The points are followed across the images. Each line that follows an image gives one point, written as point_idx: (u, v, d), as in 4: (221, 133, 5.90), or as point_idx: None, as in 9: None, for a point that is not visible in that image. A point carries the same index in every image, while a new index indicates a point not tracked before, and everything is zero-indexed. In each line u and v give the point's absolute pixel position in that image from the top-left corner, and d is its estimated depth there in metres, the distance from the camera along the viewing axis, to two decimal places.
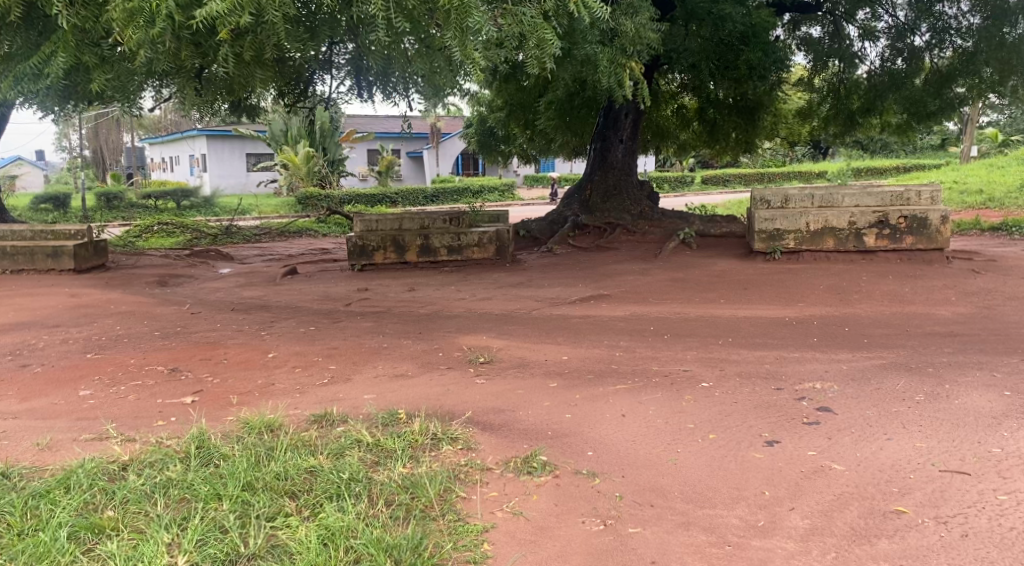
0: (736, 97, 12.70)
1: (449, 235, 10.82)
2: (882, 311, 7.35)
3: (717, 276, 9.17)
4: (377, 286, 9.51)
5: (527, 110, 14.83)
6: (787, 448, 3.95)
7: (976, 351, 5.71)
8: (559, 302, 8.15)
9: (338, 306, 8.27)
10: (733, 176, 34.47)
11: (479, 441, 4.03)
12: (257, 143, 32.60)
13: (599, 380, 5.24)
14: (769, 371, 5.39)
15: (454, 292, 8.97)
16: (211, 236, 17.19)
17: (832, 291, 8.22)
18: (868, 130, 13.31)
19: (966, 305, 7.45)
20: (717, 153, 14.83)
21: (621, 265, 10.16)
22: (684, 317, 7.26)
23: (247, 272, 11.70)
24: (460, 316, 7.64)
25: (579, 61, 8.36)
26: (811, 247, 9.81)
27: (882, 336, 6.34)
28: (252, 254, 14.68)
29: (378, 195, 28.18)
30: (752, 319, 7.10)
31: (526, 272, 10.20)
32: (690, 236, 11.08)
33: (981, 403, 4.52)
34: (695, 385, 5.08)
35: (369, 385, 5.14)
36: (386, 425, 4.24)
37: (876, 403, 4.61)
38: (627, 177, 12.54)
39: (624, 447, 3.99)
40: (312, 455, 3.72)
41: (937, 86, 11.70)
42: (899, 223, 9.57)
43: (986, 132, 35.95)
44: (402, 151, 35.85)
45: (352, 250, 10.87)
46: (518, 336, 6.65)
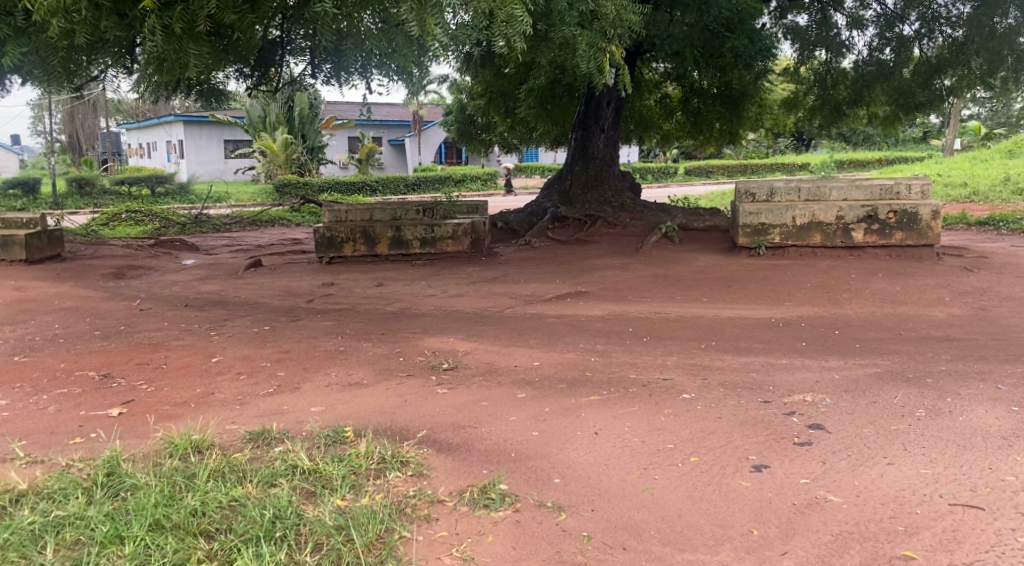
0: (720, 85, 12.25)
1: (422, 226, 10.33)
2: (874, 312, 6.95)
3: (700, 272, 8.75)
4: (343, 280, 9.03)
5: (507, 97, 14.21)
6: (776, 475, 3.53)
7: (977, 359, 5.31)
8: (534, 300, 7.70)
9: (299, 303, 7.78)
10: (716, 167, 34.13)
11: (432, 466, 3.59)
12: (234, 129, 31.84)
13: (571, 390, 4.80)
14: (757, 381, 4.96)
15: (424, 288, 8.50)
16: (180, 224, 16.59)
17: (819, 290, 7.83)
18: (855, 122, 12.93)
19: (961, 306, 7.07)
20: (701, 143, 14.37)
21: (601, 260, 9.72)
22: (665, 318, 6.84)
23: (211, 264, 11.18)
24: (427, 315, 7.18)
25: (557, 44, 7.87)
26: (797, 243, 9.43)
27: (875, 341, 5.93)
28: (220, 245, 14.14)
29: (357, 183, 27.65)
30: (737, 320, 6.68)
31: (501, 266, 9.74)
32: (673, 230, 10.58)
33: (989, 420, 4.11)
34: (675, 397, 4.66)
35: (319, 396, 4.68)
36: (330, 446, 3.79)
37: (872, 420, 4.19)
38: (608, 168, 12.11)
39: (595, 473, 3.56)
40: (238, 484, 3.27)
41: (927, 76, 11.33)
42: (889, 218, 9.19)
43: (969, 125, 35.78)
44: (383, 138, 35.20)
45: (319, 241, 10.38)
46: (487, 338, 6.20)
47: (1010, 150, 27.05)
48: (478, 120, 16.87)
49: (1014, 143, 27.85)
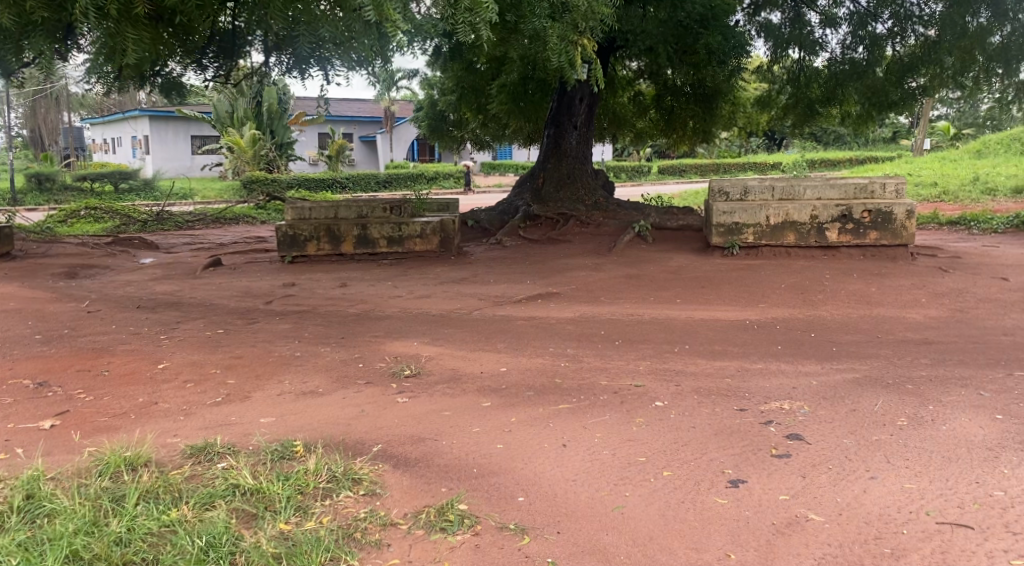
0: (694, 83, 12.09)
1: (389, 225, 10.04)
2: (850, 314, 6.79)
3: (673, 273, 8.55)
4: (306, 281, 8.72)
5: (479, 93, 13.96)
6: (754, 491, 3.32)
7: (956, 364, 5.15)
8: (502, 301, 7.45)
9: (258, 306, 7.46)
10: (689, 166, 34.13)
11: (386, 484, 3.34)
12: (201, 124, 31.23)
13: (538, 398, 4.55)
14: (733, 387, 4.75)
15: (390, 289, 8.22)
16: (141, 221, 16.14)
17: (794, 291, 7.66)
18: (827, 121, 12.83)
19: (937, 308, 6.93)
20: (674, 142, 14.19)
21: (572, 260, 9.50)
22: (637, 320, 6.62)
23: (170, 262, 10.81)
24: (392, 318, 6.91)
25: (528, 36, 7.64)
26: (771, 242, 9.28)
27: (852, 344, 5.76)
28: (182, 243, 13.74)
29: (329, 180, 27.30)
30: (711, 323, 6.47)
31: (471, 266, 9.49)
32: (646, 229, 10.39)
33: (973, 430, 3.93)
34: (648, 405, 4.43)
35: (271, 408, 4.40)
36: (276, 463, 3.51)
37: (853, 431, 3.99)
38: (581, 166, 11.91)
39: (562, 491, 3.32)
40: (171, 506, 3.01)
41: (899, 74, 11.20)
42: (863, 217, 9.07)
43: (937, 126, 36.09)
44: (354, 135, 34.73)
45: (281, 240, 10.05)
46: (452, 342, 5.94)
47: (977, 150, 27.27)
48: (450, 117, 16.58)
49: (981, 143, 28.09)
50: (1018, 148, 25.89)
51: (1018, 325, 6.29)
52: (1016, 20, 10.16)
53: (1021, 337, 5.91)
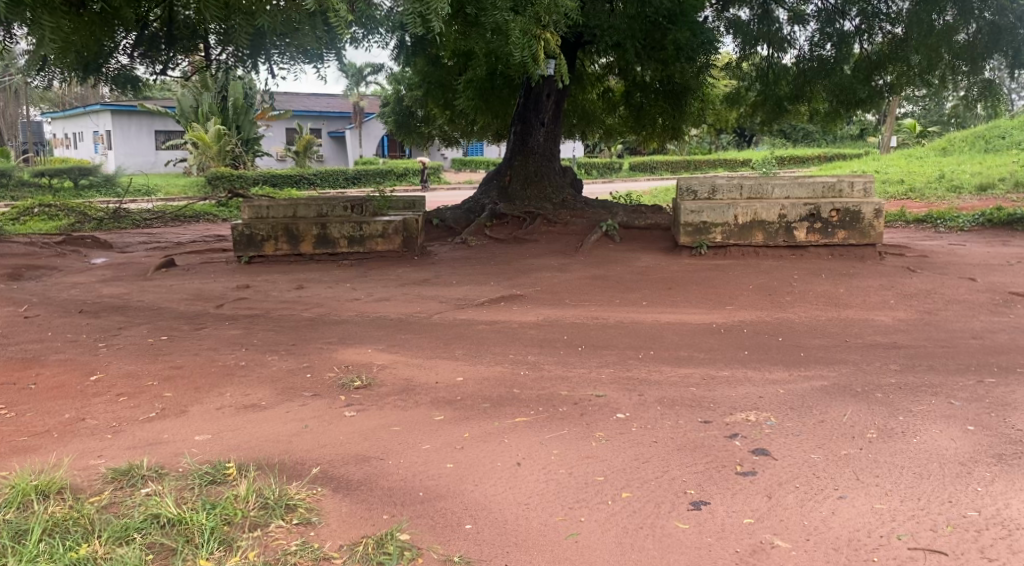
0: (662, 79, 11.90)
1: (349, 224, 9.74)
2: (819, 316, 6.63)
3: (640, 274, 8.36)
4: (261, 283, 8.42)
5: (446, 89, 13.69)
6: (717, 514, 3.13)
7: (926, 370, 5.00)
8: (464, 305, 7.21)
9: (208, 310, 7.16)
10: (660, 163, 34.08)
11: (323, 511, 3.11)
12: (165, 119, 30.53)
13: (495, 411, 4.32)
14: (700, 397, 4.55)
15: (348, 291, 7.95)
16: (97, 219, 15.65)
17: (762, 292, 7.49)
18: (796, 118, 12.72)
19: (905, 310, 6.80)
20: (643, 139, 14.04)
21: (538, 260, 9.27)
22: (602, 324, 6.41)
23: (122, 263, 10.43)
24: (348, 322, 6.65)
25: (489, 29, 7.39)
26: (739, 242, 9.12)
27: (820, 349, 5.59)
28: (138, 242, 13.33)
29: (296, 176, 26.96)
30: (676, 326, 6.28)
31: (434, 266, 9.23)
32: (614, 228, 10.20)
33: (946, 443, 3.76)
34: (609, 417, 4.22)
35: (209, 424, 4.13)
36: (205, 488, 3.26)
37: (822, 445, 3.81)
38: (548, 164, 11.67)
39: (513, 517, 3.11)
40: (81, 543, 2.78)
41: (868, 71, 11.22)
42: (831, 216, 8.95)
43: (904, 123, 36.39)
44: (322, 130, 34.27)
45: (238, 240, 9.75)
46: (409, 349, 5.69)
47: (943, 148, 27.48)
48: (417, 114, 16.30)
49: (946, 141, 28.31)
50: (983, 146, 26.11)
51: (987, 328, 6.17)
52: (981, 17, 10.05)
53: (991, 340, 5.78)
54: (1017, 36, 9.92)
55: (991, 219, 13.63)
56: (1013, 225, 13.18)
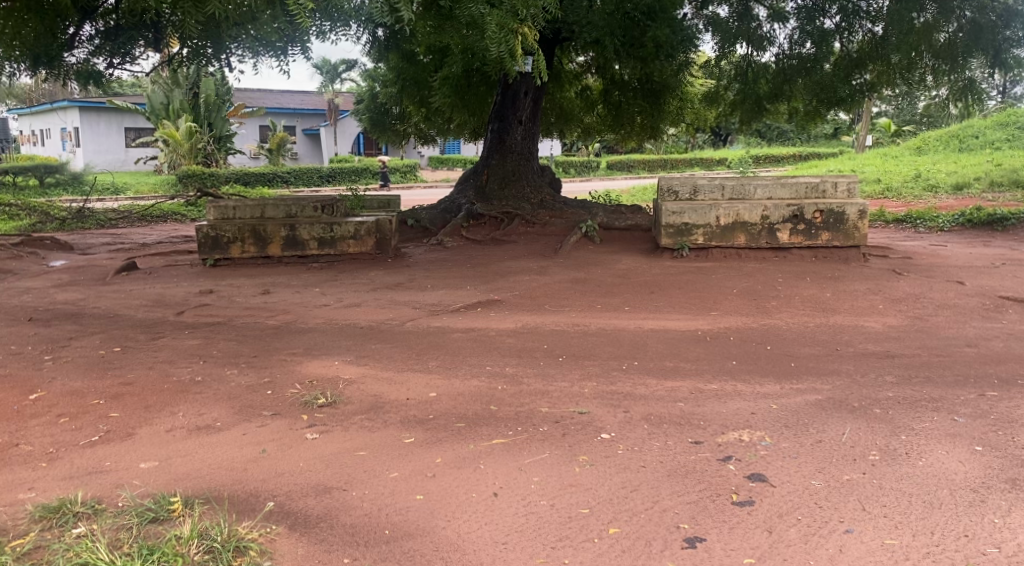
0: (641, 77, 11.67)
1: (320, 225, 9.37)
2: (807, 322, 6.37)
3: (621, 277, 8.08)
4: (226, 287, 8.05)
5: (422, 86, 13.34)
6: (713, 553, 2.91)
7: (923, 383, 4.74)
8: (438, 310, 6.88)
9: (167, 318, 6.78)
10: (637, 162, 33.88)
11: (277, 556, 2.85)
12: (135, 116, 29.81)
13: (469, 432, 4.00)
14: (690, 414, 4.26)
15: (317, 296, 7.59)
16: (59, 218, 15.08)
17: (747, 297, 7.23)
18: (775, 116, 12.49)
19: (895, 316, 6.56)
20: (622, 138, 13.80)
21: (516, 263, 8.96)
22: (583, 331, 6.11)
23: (82, 266, 9.99)
24: (315, 331, 6.30)
25: (464, 22, 7.06)
26: (721, 244, 8.87)
27: (811, 359, 5.34)
28: (101, 243, 12.86)
29: (269, 173, 26.52)
30: (661, 334, 5.99)
31: (408, 270, 8.89)
32: (593, 230, 9.90)
33: (954, 466, 3.52)
34: (592, 438, 3.92)
35: (156, 449, 3.79)
36: (144, 528, 2.94)
37: (822, 469, 3.54)
38: (526, 162, 11.36)
39: (490, 560, 2.88)
40: None
41: (847, 70, 10.94)
42: (815, 217, 8.72)
43: (879, 123, 36.50)
44: (297, 128, 33.79)
45: (203, 242, 9.36)
46: (379, 360, 5.35)
47: (918, 146, 27.52)
48: (393, 111, 15.90)
49: (920, 139, 28.35)
50: (957, 145, 26.15)
51: (980, 335, 5.94)
52: (961, 15, 9.98)
53: (986, 348, 5.55)
54: (997, 35, 9.86)
55: (971, 219, 13.50)
56: (993, 225, 13.06)
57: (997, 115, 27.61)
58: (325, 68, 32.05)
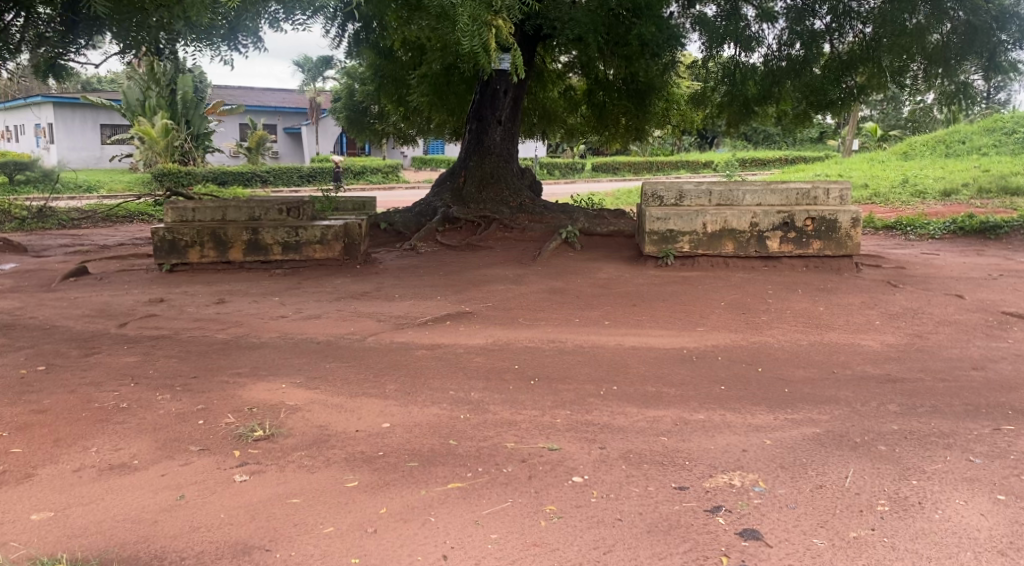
0: (625, 77, 11.21)
1: (284, 228, 8.79)
2: (800, 341, 5.91)
3: (601, 287, 7.59)
4: (178, 296, 7.53)
5: (400, 84, 12.85)
6: None
7: (930, 413, 4.28)
8: (404, 324, 6.37)
9: (108, 331, 6.26)
10: (622, 164, 33.46)
11: None
12: (110, 113, 29.12)
13: (422, 474, 3.52)
14: (674, 451, 3.78)
15: (275, 306, 7.07)
16: (19, 218, 14.47)
17: (736, 311, 6.76)
18: (763, 120, 11.97)
19: (894, 333, 6.11)
20: (606, 140, 13.35)
21: (491, 270, 8.46)
22: (558, 349, 5.62)
23: (31, 270, 9.44)
24: (267, 346, 5.79)
25: (435, 13, 6.55)
26: (707, 252, 8.42)
27: (805, 384, 4.88)
28: (59, 244, 12.29)
29: (247, 172, 25.97)
30: (642, 352, 5.51)
31: (378, 276, 8.37)
32: (574, 236, 9.41)
33: (975, 521, 3.07)
34: (561, 481, 3.44)
35: (55, 497, 3.30)
36: None
37: (825, 523, 3.08)
38: (506, 164, 10.82)
39: None
40: None
41: (838, 72, 10.53)
42: (806, 225, 8.27)
43: (865, 127, 36.29)
44: (278, 126, 33.12)
45: (159, 245, 8.81)
46: (331, 383, 4.85)
47: (904, 151, 27.20)
48: (372, 109, 15.35)
49: (907, 144, 28.11)
50: (943, 150, 25.92)
51: (986, 356, 5.49)
52: (955, 17, 9.53)
53: (993, 372, 5.10)
54: (992, 38, 9.40)
55: (962, 227, 13.10)
56: (985, 233, 12.67)
57: (983, 120, 27.33)
58: (308, 66, 31.43)
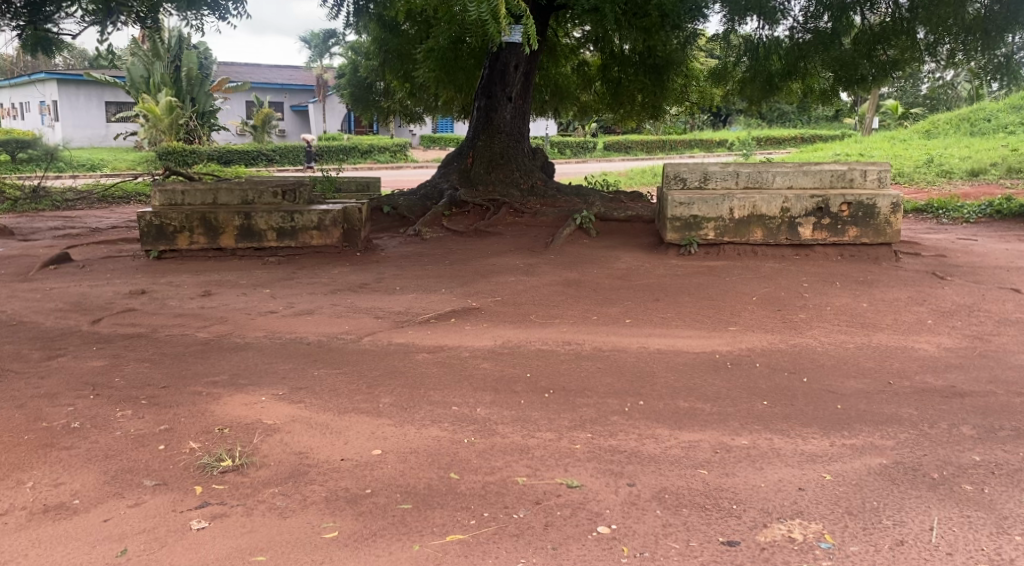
0: (641, 52, 10.48)
1: (279, 213, 8.18)
2: (846, 343, 5.26)
3: (621, 279, 6.96)
4: (162, 287, 6.95)
5: (405, 60, 12.12)
6: None
7: (1014, 441, 3.65)
8: (403, 321, 5.75)
9: (80, 328, 5.69)
10: (635, 143, 32.62)
11: None
12: (115, 90, 28.44)
13: (417, 521, 2.94)
14: (717, 490, 3.17)
15: (265, 300, 6.48)
16: (11, 199, 13.87)
17: (770, 307, 6.11)
18: (786, 98, 11.20)
19: (951, 335, 5.45)
20: (621, 118, 12.65)
21: (501, 259, 7.82)
22: (575, 352, 5.01)
23: (12, 256, 8.88)
24: (250, 348, 5.20)
25: None
26: (734, 240, 7.77)
27: (860, 398, 4.26)
28: (48, 227, 11.74)
29: (252, 152, 25.36)
30: (669, 358, 4.89)
31: (379, 265, 7.77)
32: (589, 221, 8.75)
33: None
34: (583, 534, 2.87)
35: None
36: None
37: None
38: (516, 144, 10.13)
39: None
40: None
41: (869, 45, 9.62)
42: (841, 210, 7.59)
43: (885, 104, 35.22)
44: (284, 104, 32.41)
45: (145, 231, 8.22)
46: (317, 395, 4.25)
47: (926, 130, 26.30)
48: (377, 86, 14.65)
49: (931, 121, 27.14)
50: (968, 128, 24.97)
51: None
52: None
53: None
54: None
55: (999, 210, 12.35)
56: None
57: (1010, 97, 26.35)
58: (314, 42, 30.68)
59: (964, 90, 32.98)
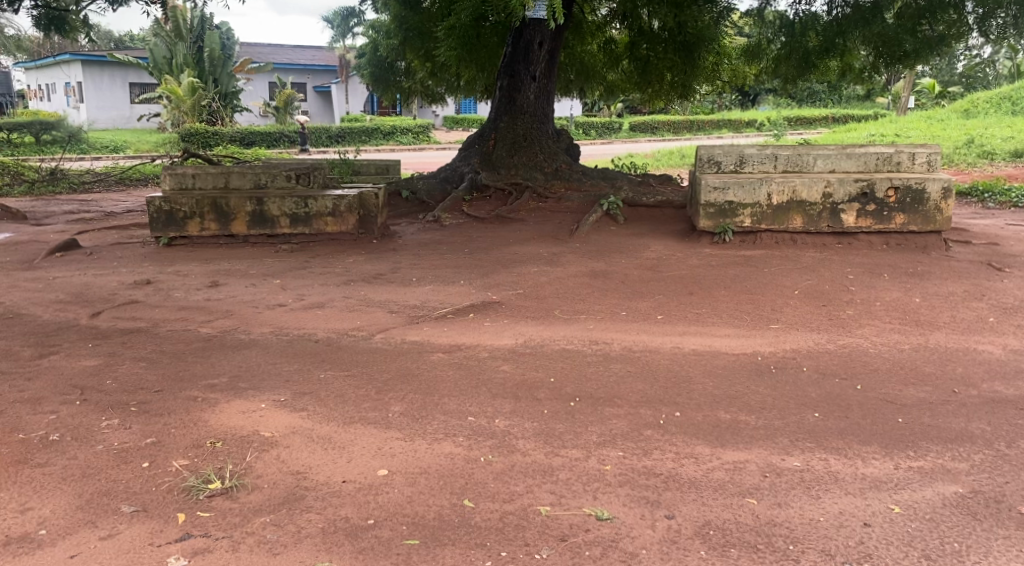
0: (669, 28, 9.94)
1: (292, 199, 7.82)
2: (901, 344, 4.81)
3: (652, 270, 6.53)
4: (169, 277, 6.63)
5: (426, 38, 11.66)
6: None
7: None
8: (419, 317, 5.37)
9: (77, 322, 5.38)
10: (662, 123, 31.88)
11: None
12: (139, 71, 28.21)
13: (426, 562, 2.60)
14: (769, 526, 2.77)
15: (274, 291, 6.13)
16: (28, 181, 13.63)
17: (815, 302, 5.66)
18: (824, 77, 10.59)
19: (1016, 335, 4.97)
20: (649, 98, 12.12)
21: (524, 248, 7.41)
22: (604, 353, 4.60)
23: (21, 242, 8.62)
24: (254, 345, 4.85)
25: None
26: (772, 227, 7.29)
27: (923, 409, 3.82)
28: (64, 211, 11.46)
29: (275, 133, 25.04)
30: (708, 361, 4.47)
31: (395, 254, 7.39)
32: (617, 207, 8.32)
33: None
34: None
35: None
36: None
37: None
38: (541, 125, 9.67)
39: None
40: None
41: (913, 21, 9.00)
42: (888, 196, 7.07)
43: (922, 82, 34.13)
44: (307, 84, 32.07)
45: (154, 217, 7.90)
46: (322, 402, 3.89)
47: (965, 109, 25.40)
48: (398, 65, 14.25)
49: (969, 101, 26.19)
50: (1009, 108, 24.05)
51: None
52: None
53: None
54: None
55: None
56: None
57: None
58: (336, 22, 30.27)
59: (1004, 68, 31.84)
